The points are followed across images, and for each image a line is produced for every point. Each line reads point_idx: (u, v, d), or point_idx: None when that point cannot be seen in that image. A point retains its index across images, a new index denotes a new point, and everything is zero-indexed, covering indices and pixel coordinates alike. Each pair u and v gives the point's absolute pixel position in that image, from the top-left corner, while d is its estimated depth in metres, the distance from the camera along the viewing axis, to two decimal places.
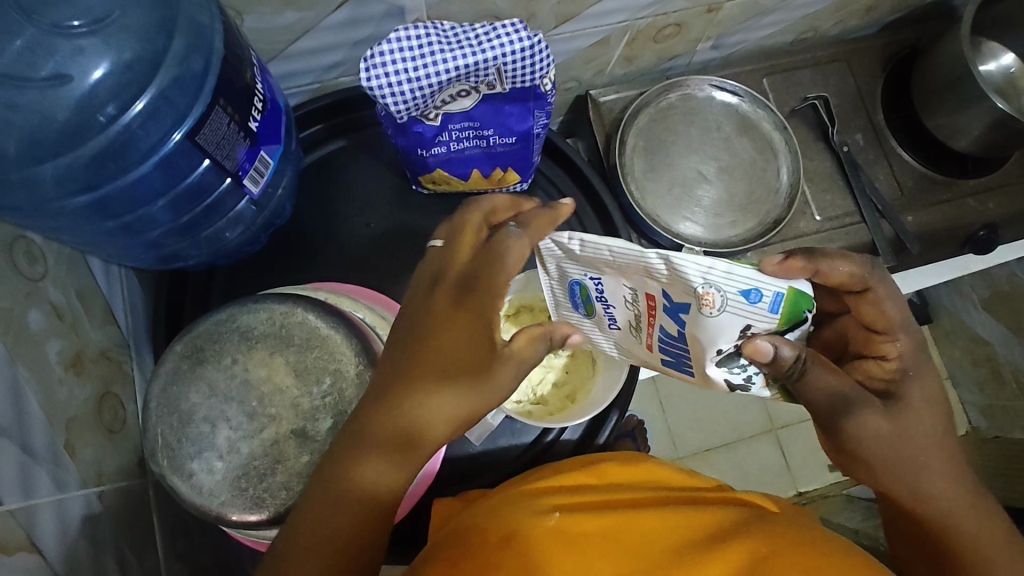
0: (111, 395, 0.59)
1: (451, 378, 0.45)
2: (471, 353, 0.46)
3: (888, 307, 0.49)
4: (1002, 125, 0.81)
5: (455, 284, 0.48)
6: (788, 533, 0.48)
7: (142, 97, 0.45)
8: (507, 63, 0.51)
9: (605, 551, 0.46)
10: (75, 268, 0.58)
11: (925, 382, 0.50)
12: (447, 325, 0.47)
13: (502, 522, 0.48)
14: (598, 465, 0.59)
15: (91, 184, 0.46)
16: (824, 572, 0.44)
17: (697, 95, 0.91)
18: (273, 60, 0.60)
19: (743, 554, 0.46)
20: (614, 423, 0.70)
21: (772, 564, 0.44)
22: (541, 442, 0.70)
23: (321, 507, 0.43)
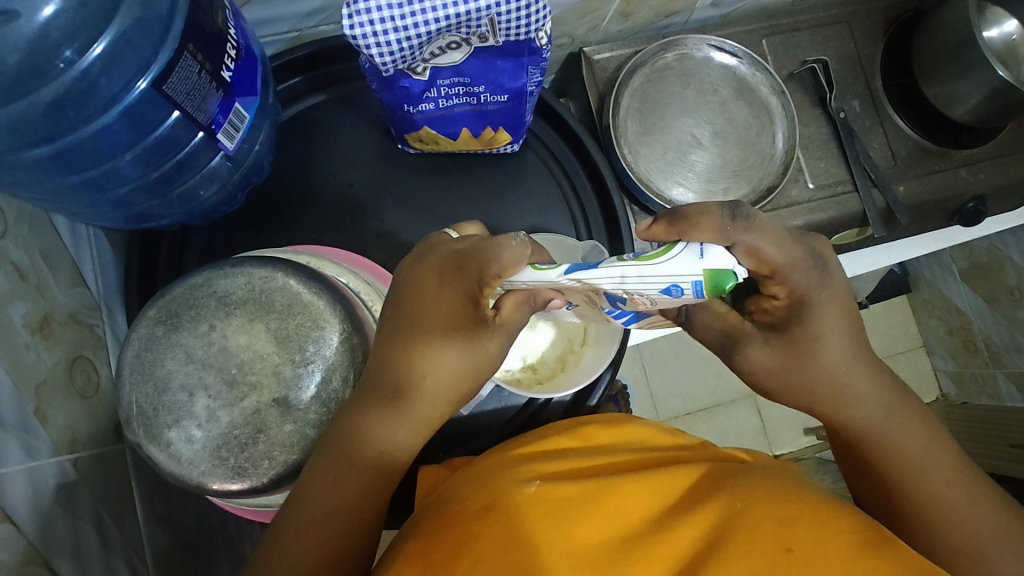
0: (83, 359, 0.57)
1: (444, 339, 0.45)
2: (467, 326, 0.45)
3: (767, 248, 0.39)
4: (1001, 94, 0.79)
5: (450, 257, 0.44)
6: (765, 485, 0.46)
7: (100, 40, 0.41)
8: (502, 14, 0.47)
9: (587, 517, 0.45)
10: (38, 227, 0.54)
11: (829, 316, 0.45)
12: (433, 296, 0.44)
13: (482, 492, 0.47)
14: (582, 430, 0.58)
15: (48, 135, 0.42)
16: (801, 519, 0.42)
17: (696, 56, 0.88)
18: (248, 5, 0.55)
19: (715, 512, 0.45)
20: (604, 389, 0.69)
21: (744, 520, 0.43)
22: (531, 407, 0.69)
23: (317, 480, 0.44)
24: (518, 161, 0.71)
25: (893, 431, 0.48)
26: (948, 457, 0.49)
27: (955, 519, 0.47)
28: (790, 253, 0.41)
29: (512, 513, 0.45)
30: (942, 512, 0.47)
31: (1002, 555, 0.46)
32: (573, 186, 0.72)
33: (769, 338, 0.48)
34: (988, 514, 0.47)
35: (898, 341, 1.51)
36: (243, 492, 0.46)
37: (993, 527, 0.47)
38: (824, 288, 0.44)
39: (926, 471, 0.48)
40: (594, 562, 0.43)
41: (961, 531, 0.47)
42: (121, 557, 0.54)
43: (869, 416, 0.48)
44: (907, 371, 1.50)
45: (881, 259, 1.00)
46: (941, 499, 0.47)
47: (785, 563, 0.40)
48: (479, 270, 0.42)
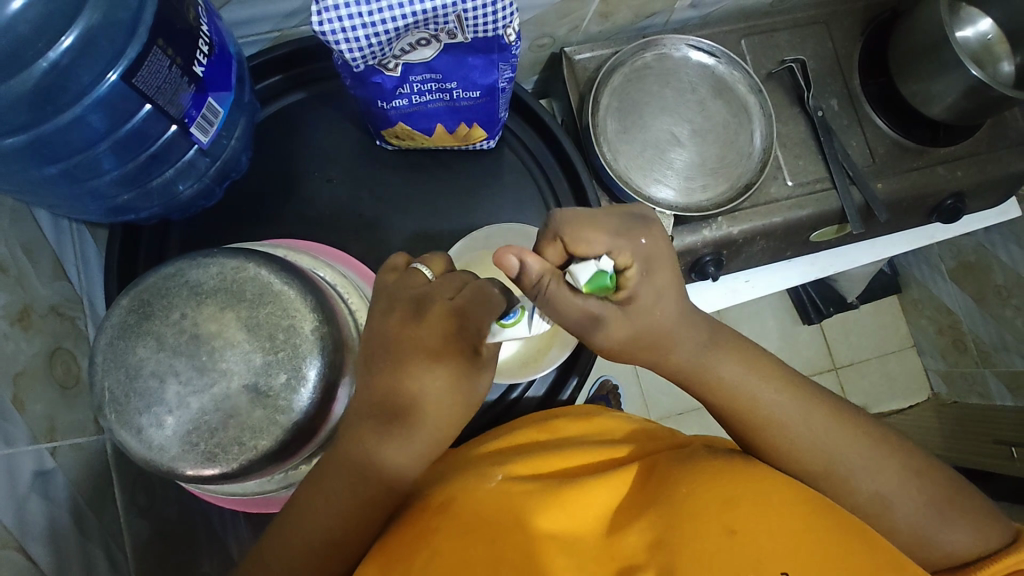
0: (64, 350, 0.58)
1: (436, 373, 0.47)
2: (458, 364, 0.48)
3: (589, 232, 0.46)
4: (975, 92, 0.81)
5: (445, 307, 0.46)
6: (721, 468, 0.49)
7: (69, 32, 0.42)
8: (468, 11, 0.48)
9: (545, 508, 0.47)
10: (20, 222, 0.56)
11: (657, 277, 0.49)
12: (415, 337, 0.47)
13: (448, 488, 0.50)
14: (552, 423, 0.61)
15: (23, 125, 0.43)
16: (743, 505, 0.45)
17: (673, 56, 0.89)
18: (225, 6, 0.57)
19: (668, 502, 0.47)
20: (573, 389, 0.70)
21: (690, 505, 0.46)
22: (505, 399, 0.70)
23: (315, 497, 0.49)
24: (495, 157, 0.72)
25: (761, 400, 0.54)
26: (781, 381, 0.55)
27: (800, 441, 0.53)
28: (607, 223, 0.48)
29: (475, 504, 0.47)
30: (787, 438, 0.53)
31: (862, 471, 0.53)
32: (550, 181, 0.73)
33: (622, 307, 0.48)
34: (836, 429, 0.53)
35: (888, 341, 1.53)
36: (216, 477, 0.47)
37: (841, 438, 0.53)
38: (649, 240, 0.49)
39: (756, 397, 0.54)
40: (561, 548, 0.45)
41: (808, 452, 0.53)
42: (97, 546, 0.55)
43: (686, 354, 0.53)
44: (897, 370, 1.52)
45: (863, 256, 1.02)
46: (777, 417, 0.53)
47: (728, 541, 0.43)
48: (472, 322, 0.47)
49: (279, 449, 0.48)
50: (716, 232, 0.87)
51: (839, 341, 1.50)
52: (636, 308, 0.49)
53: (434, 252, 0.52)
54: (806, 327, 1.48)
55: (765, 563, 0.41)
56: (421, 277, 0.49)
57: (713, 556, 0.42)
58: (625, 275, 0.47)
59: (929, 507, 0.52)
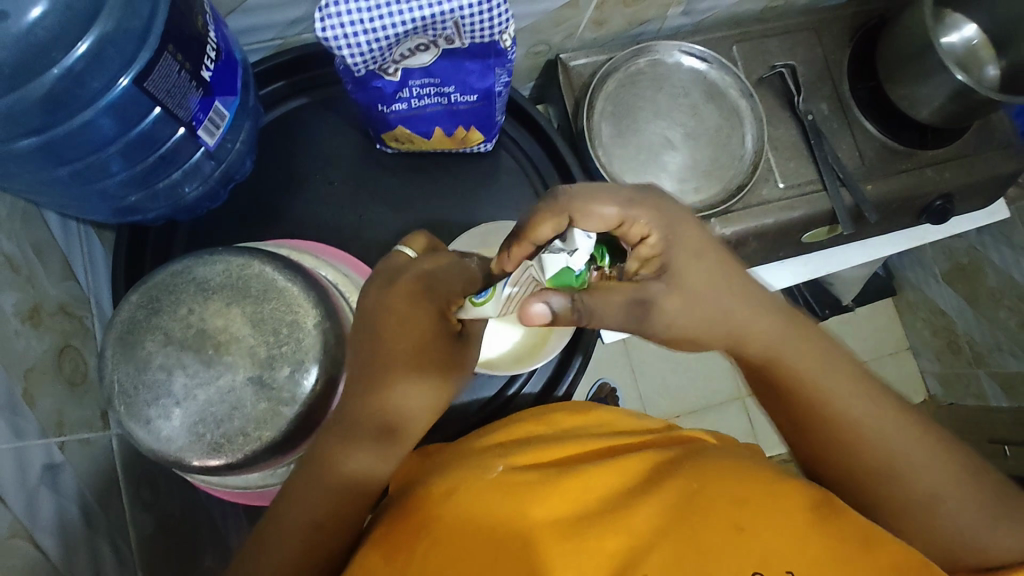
0: (71, 348, 0.59)
1: (413, 360, 0.48)
2: (429, 347, 0.49)
3: (596, 208, 0.43)
4: (960, 95, 0.83)
5: (411, 280, 0.48)
6: (722, 466, 0.51)
7: (85, 38, 0.44)
8: (465, 17, 0.51)
9: (545, 499, 0.49)
10: (31, 223, 0.57)
11: (698, 252, 0.48)
12: (389, 314, 0.48)
13: (450, 476, 0.51)
14: (551, 416, 0.62)
15: (37, 127, 0.45)
16: (747, 503, 0.47)
17: (667, 61, 0.91)
18: (232, 14, 0.59)
19: (672, 498, 0.49)
20: (572, 378, 0.72)
21: (697, 501, 0.48)
22: (502, 396, 0.72)
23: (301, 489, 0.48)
24: (492, 160, 0.74)
25: (842, 399, 0.54)
26: (858, 383, 0.55)
27: (874, 444, 0.54)
28: (615, 195, 0.45)
29: (482, 493, 0.49)
30: (861, 434, 0.54)
31: (910, 470, 0.53)
32: (547, 183, 0.75)
33: (666, 280, 0.47)
34: (909, 439, 0.54)
35: (884, 342, 1.54)
36: (220, 467, 0.48)
37: (897, 435, 0.54)
38: (658, 206, 0.47)
39: (828, 387, 0.54)
40: (561, 536, 0.46)
41: (880, 456, 0.54)
42: (103, 539, 0.56)
43: (763, 344, 0.53)
44: (893, 372, 1.53)
45: (855, 257, 1.04)
46: (847, 412, 0.54)
47: (737, 537, 0.44)
48: (443, 295, 0.48)
49: (284, 440, 0.49)
50: None
51: None
52: (678, 279, 0.47)
53: (417, 233, 0.54)
54: None
55: (771, 560, 0.43)
56: (402, 256, 0.51)
57: (718, 552, 0.44)
58: (645, 244, 0.46)
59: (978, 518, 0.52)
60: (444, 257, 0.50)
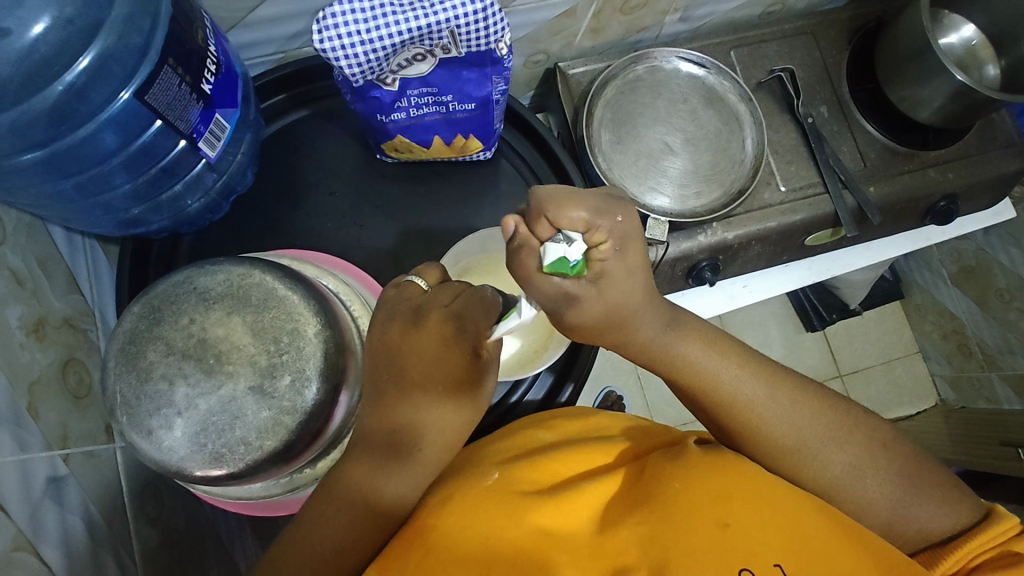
0: (76, 361, 0.59)
1: (444, 388, 0.49)
2: (465, 378, 0.50)
3: (572, 211, 0.45)
4: (961, 96, 0.83)
5: (442, 316, 0.49)
6: (712, 461, 0.50)
7: (85, 54, 0.44)
8: (461, 26, 0.51)
9: (536, 505, 0.48)
10: (35, 238, 0.58)
11: (627, 263, 0.48)
12: (418, 347, 0.49)
13: (444, 487, 0.51)
14: (554, 422, 0.61)
15: (42, 141, 0.46)
16: (734, 500, 0.46)
17: (664, 67, 0.92)
18: (233, 29, 0.61)
19: (661, 495, 0.48)
20: (569, 395, 0.72)
21: (684, 498, 0.47)
22: (504, 403, 0.71)
23: (317, 512, 0.50)
24: (492, 168, 0.75)
25: (777, 409, 0.55)
26: (796, 396, 0.56)
27: (822, 448, 0.55)
28: (584, 203, 0.46)
29: (474, 503, 0.48)
30: (803, 443, 0.55)
31: (824, 446, 0.55)
32: None
33: (599, 285, 0.47)
34: (867, 441, 0.55)
35: (893, 346, 1.53)
36: (221, 477, 0.48)
37: (801, 415, 0.55)
38: (621, 219, 0.47)
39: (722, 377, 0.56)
40: (555, 542, 0.46)
41: (836, 464, 0.54)
42: (108, 552, 0.56)
43: (669, 346, 0.56)
44: (902, 377, 1.52)
45: (860, 260, 1.03)
46: (777, 425, 0.55)
47: (722, 535, 0.44)
48: (475, 331, 0.49)
49: (284, 449, 0.49)
50: (712, 238, 0.89)
51: (844, 348, 1.50)
52: (609, 285, 0.48)
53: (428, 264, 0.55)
54: (810, 335, 1.49)
55: (758, 556, 0.43)
56: (417, 288, 0.51)
57: (706, 550, 0.44)
58: (596, 251, 0.47)
59: (935, 509, 0.53)
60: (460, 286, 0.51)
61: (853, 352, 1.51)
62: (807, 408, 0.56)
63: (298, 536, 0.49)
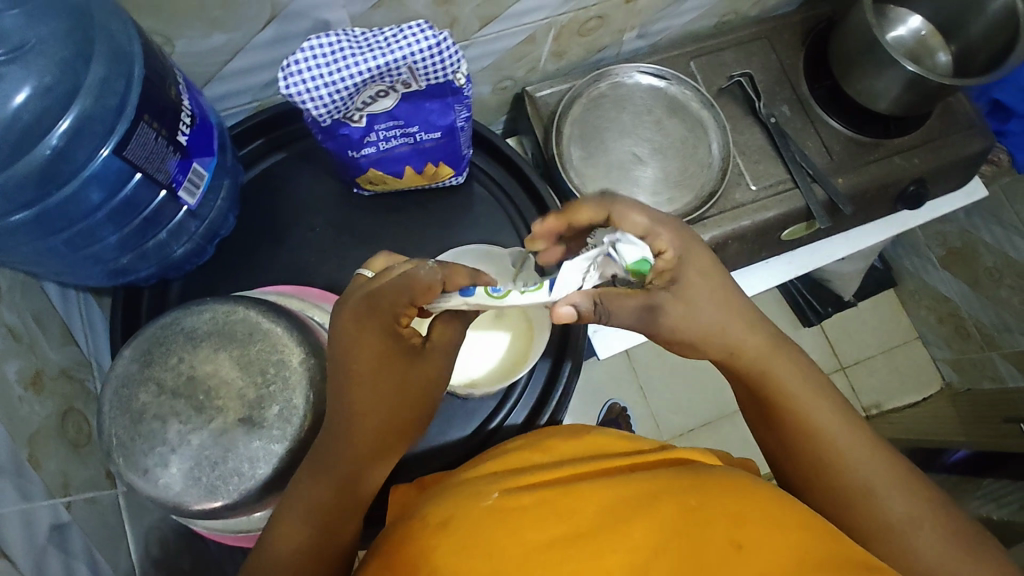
0: (75, 411, 0.61)
1: (378, 369, 0.48)
2: (401, 356, 0.48)
3: (633, 216, 0.52)
4: (915, 84, 0.86)
5: (364, 301, 0.47)
6: (726, 483, 0.50)
7: (67, 116, 0.48)
8: (417, 61, 0.55)
9: (543, 519, 0.48)
10: (30, 295, 0.60)
11: (694, 267, 0.55)
12: (348, 334, 0.47)
13: (449, 505, 0.51)
14: (546, 444, 0.61)
15: (28, 202, 0.49)
16: (748, 519, 0.47)
17: (627, 82, 0.95)
18: (209, 83, 0.67)
19: (672, 509, 0.48)
20: (567, 378, 0.73)
21: (697, 515, 0.47)
22: (484, 429, 0.72)
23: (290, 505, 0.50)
24: (466, 193, 0.77)
25: (845, 445, 0.57)
26: (862, 439, 0.58)
27: (870, 488, 0.56)
28: (649, 214, 0.53)
29: (481, 519, 0.48)
30: (861, 479, 0.56)
31: (887, 492, 0.55)
32: (518, 208, 0.77)
33: (672, 290, 0.54)
34: (917, 501, 0.55)
35: (890, 335, 1.53)
36: (220, 509, 0.49)
37: (864, 453, 0.57)
38: (687, 234, 0.55)
39: (812, 409, 0.58)
40: (560, 555, 0.46)
41: (882, 508, 0.55)
42: None
43: (756, 354, 0.59)
44: (903, 364, 1.52)
45: (840, 250, 1.05)
46: (840, 453, 0.57)
47: (737, 556, 0.45)
48: (395, 307, 0.47)
49: (277, 478, 0.50)
50: None
51: (841, 341, 1.51)
52: (681, 287, 0.55)
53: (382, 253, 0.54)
54: (807, 330, 1.50)
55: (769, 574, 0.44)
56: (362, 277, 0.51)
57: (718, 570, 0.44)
58: (664, 258, 0.53)
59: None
60: (402, 268, 0.48)
61: (849, 343, 1.51)
62: (869, 452, 0.57)
63: (277, 529, 0.49)
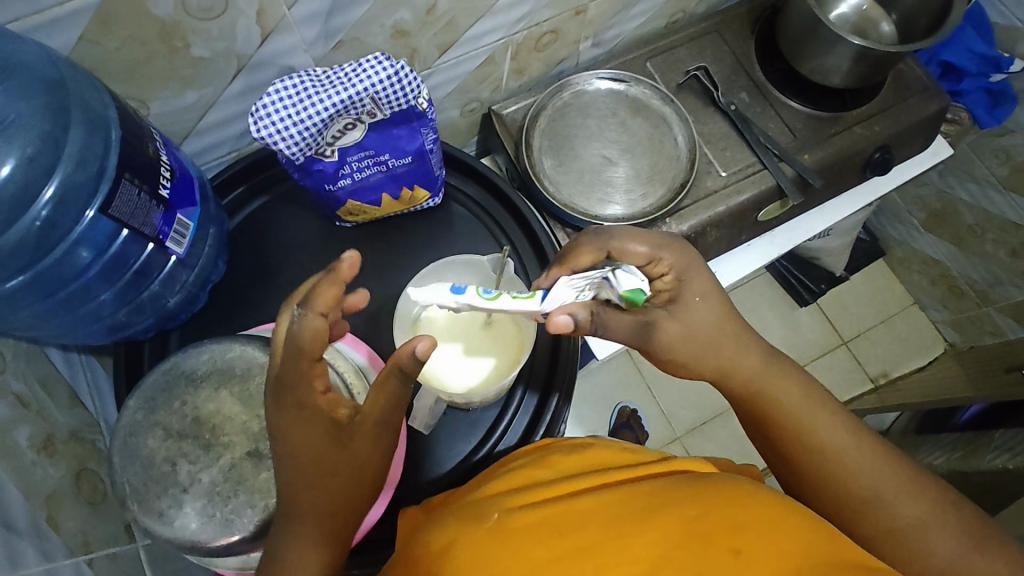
0: (88, 471, 0.62)
1: (313, 440, 0.48)
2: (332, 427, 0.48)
3: (632, 244, 0.60)
4: (862, 56, 0.89)
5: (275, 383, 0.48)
6: (725, 489, 0.49)
7: (51, 184, 0.50)
8: (379, 91, 0.59)
9: (542, 538, 0.46)
10: (33, 362, 0.62)
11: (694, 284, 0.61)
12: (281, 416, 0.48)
13: (446, 531, 0.49)
14: (550, 458, 0.59)
15: (22, 267, 0.52)
16: (747, 525, 0.45)
17: (587, 90, 0.99)
18: (185, 140, 0.70)
19: (672, 520, 0.46)
20: (555, 408, 0.73)
21: (697, 524, 0.45)
22: (470, 460, 0.71)
23: None
24: (445, 212, 0.80)
25: (848, 452, 0.57)
26: (866, 445, 0.58)
27: (878, 495, 0.55)
28: (648, 242, 0.61)
29: (481, 542, 0.46)
30: (866, 486, 0.55)
31: (894, 499, 0.55)
32: (497, 220, 0.80)
33: (671, 308, 0.60)
34: (926, 503, 0.55)
35: (886, 303, 1.55)
36: (236, 545, 0.50)
37: (868, 460, 0.57)
38: (684, 252, 0.61)
39: (812, 420, 0.59)
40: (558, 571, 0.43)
41: (890, 513, 0.54)
42: None
43: (753, 373, 0.61)
44: (903, 330, 1.53)
45: (818, 224, 1.07)
46: (843, 462, 0.57)
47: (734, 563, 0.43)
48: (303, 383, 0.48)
49: None
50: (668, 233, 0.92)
51: (839, 316, 1.52)
52: (681, 305, 0.60)
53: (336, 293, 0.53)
54: (804, 309, 1.52)
55: None
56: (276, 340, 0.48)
57: None
58: (663, 280, 0.61)
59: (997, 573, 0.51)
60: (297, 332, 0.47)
61: (847, 316, 1.53)
62: (873, 457, 0.57)
63: None
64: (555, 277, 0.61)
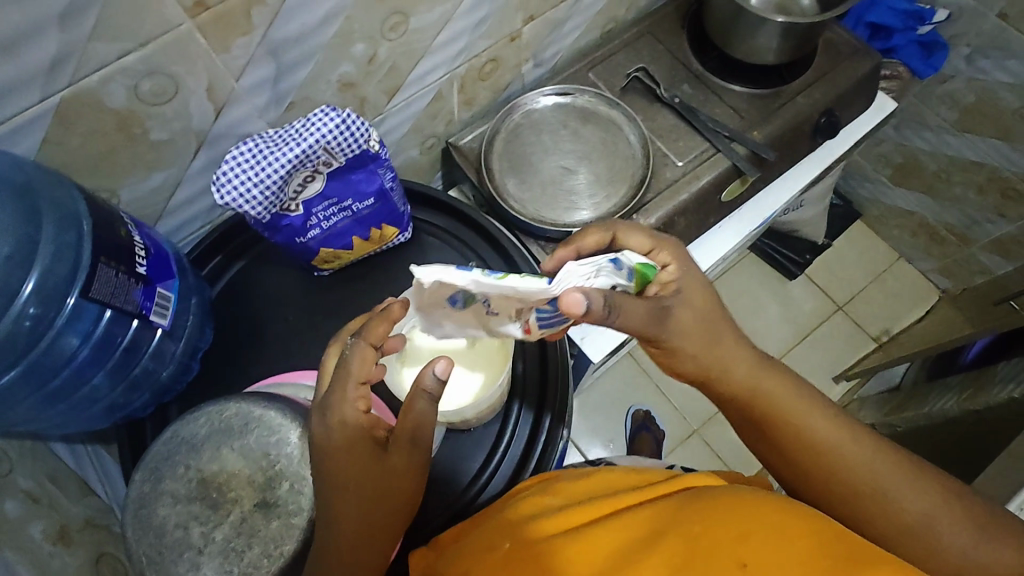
0: (106, 556, 0.63)
1: (354, 467, 0.50)
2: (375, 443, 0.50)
3: (633, 237, 0.63)
4: (788, 31, 0.94)
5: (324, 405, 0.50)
6: (725, 500, 0.50)
7: (29, 280, 0.53)
8: (330, 139, 0.62)
9: None
10: (39, 457, 0.64)
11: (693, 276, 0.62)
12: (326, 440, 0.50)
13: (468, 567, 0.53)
14: (557, 488, 0.62)
15: (13, 361, 0.55)
16: (751, 534, 0.46)
17: (536, 108, 1.03)
18: (159, 221, 0.73)
19: (676, 545, 0.48)
20: (549, 429, 0.73)
21: (701, 543, 0.47)
22: (472, 492, 0.71)
23: None
24: (417, 245, 0.82)
25: (849, 444, 0.59)
26: (864, 438, 0.59)
27: (881, 489, 0.56)
28: (649, 240, 0.63)
29: None
30: (870, 478, 0.57)
31: (900, 491, 0.56)
32: (469, 244, 0.82)
33: (676, 298, 0.60)
34: (931, 492, 0.56)
35: (871, 261, 1.57)
36: None
37: (869, 453, 0.58)
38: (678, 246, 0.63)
39: (809, 418, 0.60)
40: None
41: (894, 506, 0.56)
42: None
43: (750, 369, 0.62)
44: (894, 285, 1.55)
45: (783, 195, 1.11)
46: (841, 458, 0.58)
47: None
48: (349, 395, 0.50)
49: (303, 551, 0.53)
50: None
51: (828, 282, 1.54)
52: (682, 293, 0.60)
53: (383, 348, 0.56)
54: (796, 283, 1.54)
55: None
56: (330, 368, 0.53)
57: None
58: (665, 271, 0.62)
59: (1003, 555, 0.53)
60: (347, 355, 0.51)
61: (835, 280, 1.55)
62: (871, 448, 0.58)
63: None
64: (561, 257, 0.64)
